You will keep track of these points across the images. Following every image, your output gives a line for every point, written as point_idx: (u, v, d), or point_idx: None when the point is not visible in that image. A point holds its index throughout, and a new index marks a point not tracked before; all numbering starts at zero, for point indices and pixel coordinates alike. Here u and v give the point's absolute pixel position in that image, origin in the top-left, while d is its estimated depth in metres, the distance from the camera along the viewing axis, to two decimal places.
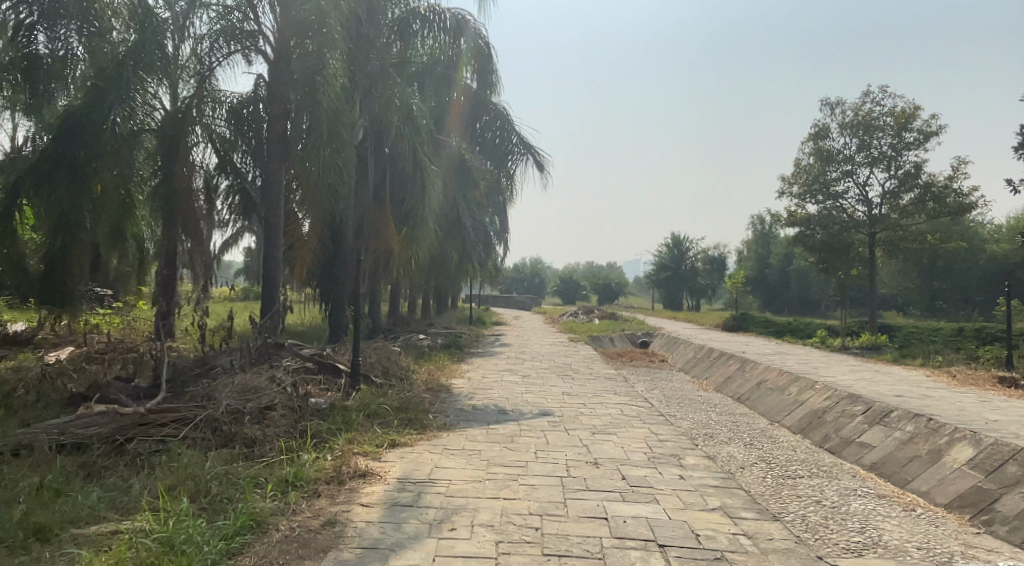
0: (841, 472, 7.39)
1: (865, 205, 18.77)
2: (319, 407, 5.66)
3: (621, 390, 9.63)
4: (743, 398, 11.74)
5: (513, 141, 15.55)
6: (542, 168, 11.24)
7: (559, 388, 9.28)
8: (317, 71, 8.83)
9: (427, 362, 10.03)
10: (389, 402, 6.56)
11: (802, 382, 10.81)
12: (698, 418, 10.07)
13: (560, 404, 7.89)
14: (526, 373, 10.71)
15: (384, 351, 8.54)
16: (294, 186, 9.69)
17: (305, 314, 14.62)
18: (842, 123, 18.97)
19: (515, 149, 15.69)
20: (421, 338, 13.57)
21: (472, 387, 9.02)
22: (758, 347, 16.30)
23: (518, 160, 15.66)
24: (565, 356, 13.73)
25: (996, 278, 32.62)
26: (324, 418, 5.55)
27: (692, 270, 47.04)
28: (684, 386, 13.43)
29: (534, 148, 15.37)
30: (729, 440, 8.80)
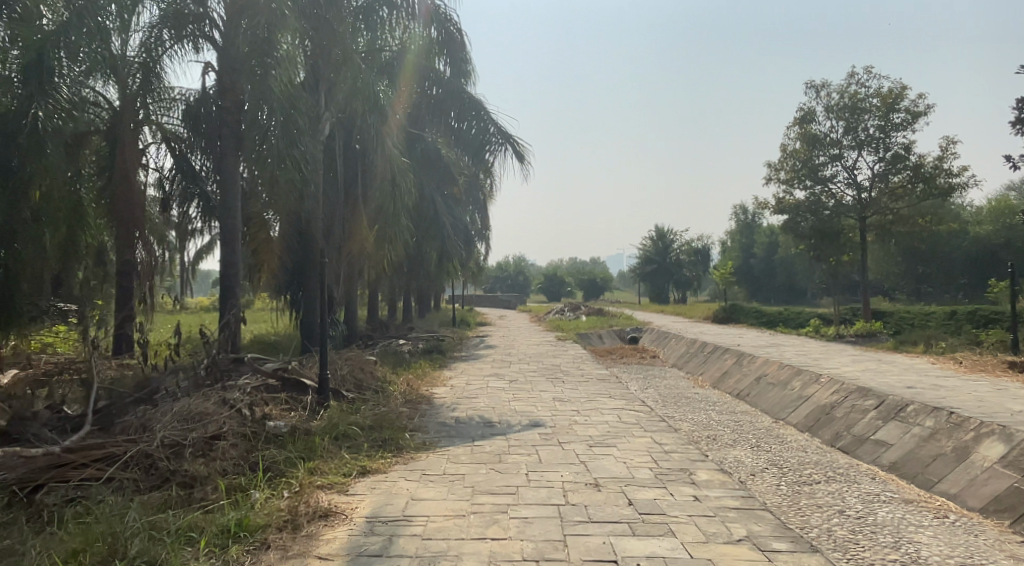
0: (860, 475, 6.80)
1: (854, 189, 18.28)
2: (277, 434, 4.99)
3: (616, 392, 9.01)
4: (743, 394, 11.17)
5: (490, 131, 14.86)
6: (521, 158, 10.55)
7: (549, 394, 8.63)
8: (268, 53, 8.02)
9: (407, 371, 9.35)
10: (362, 420, 5.90)
11: (805, 376, 10.25)
12: (698, 419, 9.49)
13: (552, 412, 7.23)
14: (514, 378, 10.04)
15: (360, 362, 7.85)
16: (253, 184, 8.89)
17: (278, 323, 13.85)
18: (828, 106, 18.45)
19: (493, 139, 14.99)
20: (402, 344, 12.90)
21: (456, 396, 8.34)
22: (753, 339, 15.76)
23: (496, 150, 14.97)
24: (554, 357, 13.10)
25: (980, 260, 32.37)
26: (283, 447, 4.88)
27: (677, 263, 46.65)
28: (679, 384, 12.85)
29: (513, 137, 14.68)
30: (734, 443, 8.21)
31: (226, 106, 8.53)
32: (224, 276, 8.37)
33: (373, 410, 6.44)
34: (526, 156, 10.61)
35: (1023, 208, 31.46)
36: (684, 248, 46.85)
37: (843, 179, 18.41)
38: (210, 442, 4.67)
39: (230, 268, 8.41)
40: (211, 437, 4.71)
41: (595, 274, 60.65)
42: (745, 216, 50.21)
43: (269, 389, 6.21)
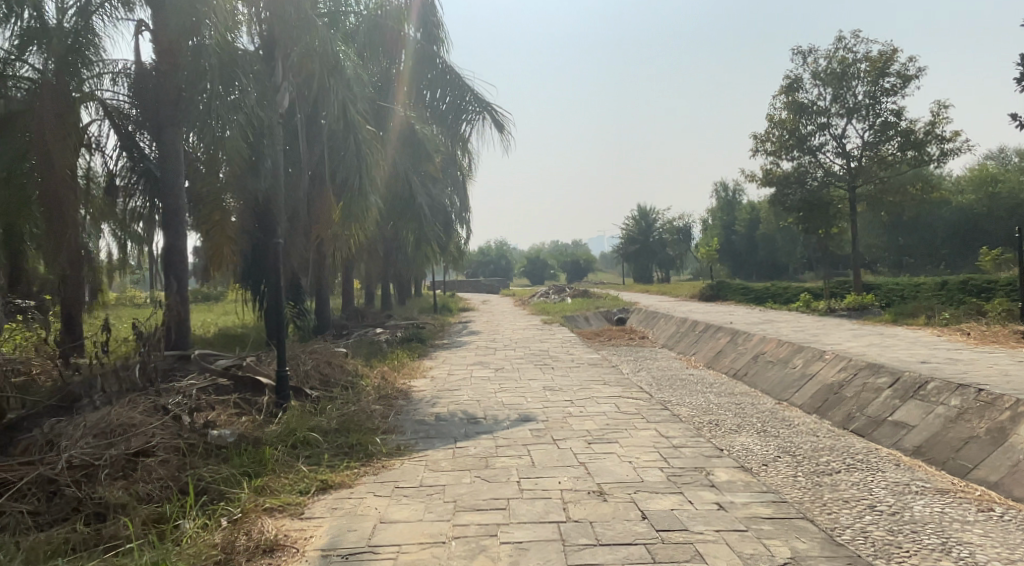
0: (882, 462, 6.17)
1: (843, 158, 17.69)
2: (220, 445, 4.30)
3: (609, 378, 8.32)
4: (740, 374, 10.57)
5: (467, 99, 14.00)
6: (501, 127, 9.77)
7: (538, 382, 7.92)
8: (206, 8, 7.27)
9: (381, 362, 8.61)
10: (328, 424, 5.18)
11: (807, 353, 9.64)
12: (697, 403, 8.84)
13: (543, 404, 6.53)
14: (499, 366, 9.33)
15: (330, 355, 7.11)
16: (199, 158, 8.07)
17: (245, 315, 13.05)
18: (815, 73, 17.84)
19: (469, 108, 14.12)
20: (378, 332, 12.15)
21: (437, 389, 7.61)
22: (745, 315, 15.17)
23: (474, 120, 14.11)
24: (540, 342, 12.41)
25: (962, 229, 32.06)
26: (227, 460, 4.18)
27: (659, 242, 46.15)
28: (671, 365, 12.24)
29: (490, 106, 13.81)
30: (738, 428, 7.58)
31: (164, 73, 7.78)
32: (168, 261, 7.67)
33: (346, 411, 5.75)
34: (507, 125, 9.84)
35: (1003, 176, 31.14)
36: (667, 226, 46.33)
37: (832, 148, 17.82)
38: (133, 458, 3.96)
39: (175, 252, 7.69)
40: (135, 452, 4.00)
41: (577, 256, 60.05)
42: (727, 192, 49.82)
43: (219, 388, 5.50)
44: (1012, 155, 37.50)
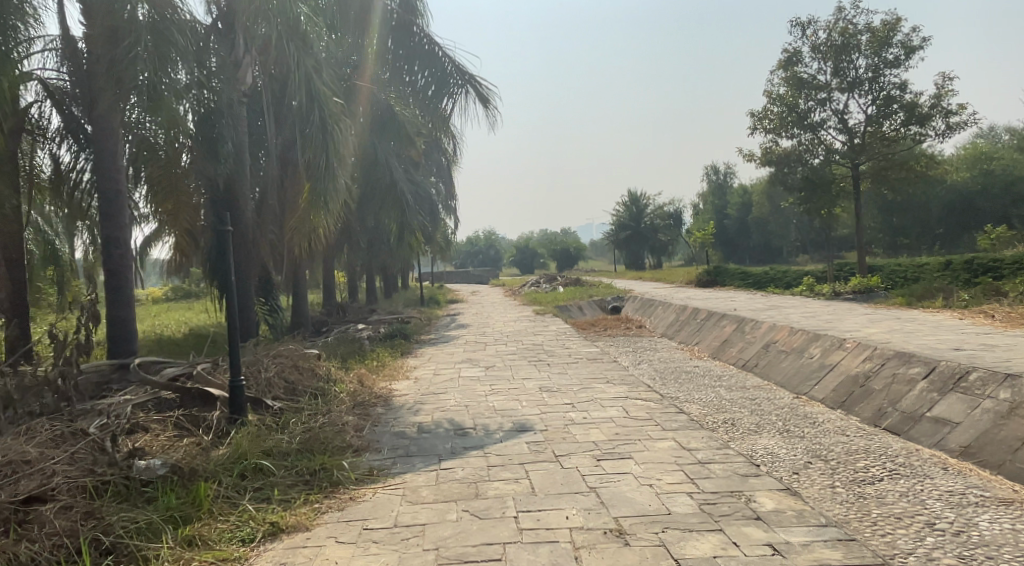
0: (927, 466, 5.43)
1: (844, 134, 16.94)
2: (142, 484, 3.65)
3: (612, 375, 7.56)
4: (750, 366, 9.81)
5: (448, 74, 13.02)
6: (485, 102, 8.94)
7: (534, 383, 7.12)
8: None
9: (360, 363, 7.80)
10: (289, 440, 4.48)
11: (824, 342, 8.89)
12: (706, 399, 8.10)
13: (541, 410, 5.73)
14: (490, 364, 8.52)
15: (300, 358, 6.30)
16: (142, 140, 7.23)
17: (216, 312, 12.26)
18: (815, 46, 17.12)
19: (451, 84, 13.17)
20: (360, 329, 11.33)
21: (421, 394, 6.80)
22: (748, 302, 14.44)
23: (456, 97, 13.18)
24: (534, 335, 11.62)
25: (958, 208, 31.39)
26: (147, 505, 3.54)
27: (651, 228, 45.44)
28: (674, 357, 11.49)
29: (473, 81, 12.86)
30: (757, 427, 6.85)
31: (93, 47, 7.02)
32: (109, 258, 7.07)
33: (316, 422, 5.04)
34: (492, 99, 9.06)
35: (997, 152, 30.46)
36: (659, 212, 45.65)
37: (834, 125, 17.08)
38: (23, 507, 3.34)
39: (116, 247, 7.09)
40: (26, 500, 3.36)
41: (568, 244, 59.27)
42: (718, 176, 49.26)
43: (161, 403, 4.74)
44: (1003, 132, 36.91)
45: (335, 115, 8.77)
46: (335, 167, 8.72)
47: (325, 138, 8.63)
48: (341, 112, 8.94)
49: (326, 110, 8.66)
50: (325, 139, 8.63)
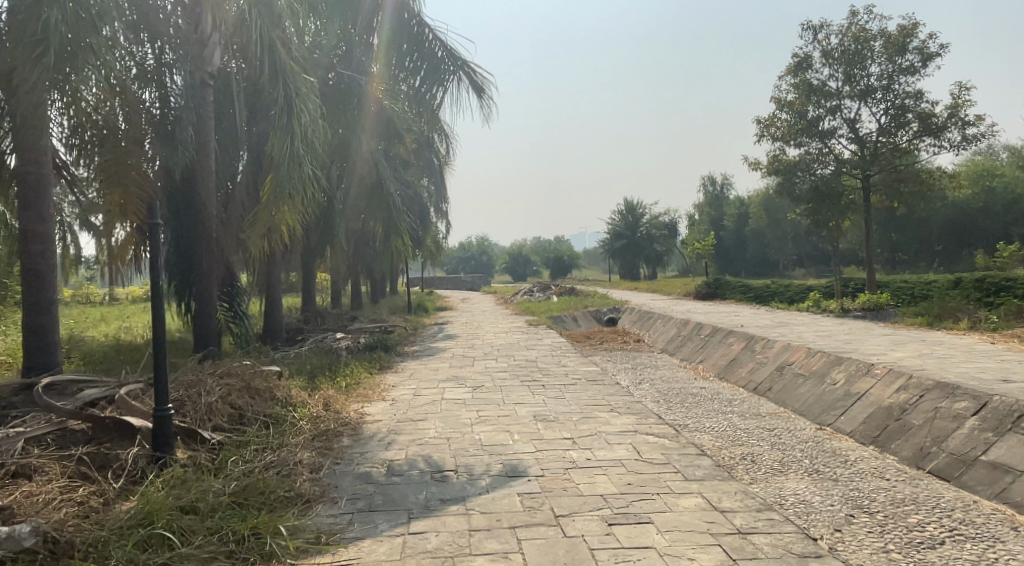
0: (993, 525, 4.59)
1: (856, 145, 16.10)
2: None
3: (614, 400, 6.67)
4: (764, 390, 8.94)
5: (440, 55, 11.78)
6: (480, 92, 8.09)
7: (526, 409, 6.21)
8: None
9: (331, 383, 6.90)
10: (221, 488, 3.71)
11: (847, 366, 8.02)
12: (719, 429, 7.23)
13: (536, 447, 4.83)
14: (478, 384, 7.62)
15: (253, 376, 5.44)
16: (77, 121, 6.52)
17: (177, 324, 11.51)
18: (827, 52, 16.31)
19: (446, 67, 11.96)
20: (337, 339, 10.41)
21: (397, 420, 5.88)
22: (754, 317, 13.58)
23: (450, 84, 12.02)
24: (525, 349, 10.73)
25: (957, 224, 30.66)
26: None
27: (646, 237, 44.61)
28: (677, 377, 10.61)
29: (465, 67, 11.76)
30: (781, 467, 5.98)
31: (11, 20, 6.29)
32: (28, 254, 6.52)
33: (265, 460, 4.26)
34: (486, 88, 8.18)
35: (1000, 169, 29.78)
36: (655, 221, 44.86)
37: (844, 134, 16.22)
38: None
39: (38, 241, 6.53)
40: None
41: (561, 252, 58.38)
42: (714, 188, 48.70)
43: (64, 437, 4.04)
44: (1002, 150, 36.35)
45: (303, 94, 7.65)
46: (303, 155, 7.56)
47: (289, 122, 7.48)
48: (311, 92, 7.83)
49: (292, 89, 7.55)
50: (291, 122, 7.50)
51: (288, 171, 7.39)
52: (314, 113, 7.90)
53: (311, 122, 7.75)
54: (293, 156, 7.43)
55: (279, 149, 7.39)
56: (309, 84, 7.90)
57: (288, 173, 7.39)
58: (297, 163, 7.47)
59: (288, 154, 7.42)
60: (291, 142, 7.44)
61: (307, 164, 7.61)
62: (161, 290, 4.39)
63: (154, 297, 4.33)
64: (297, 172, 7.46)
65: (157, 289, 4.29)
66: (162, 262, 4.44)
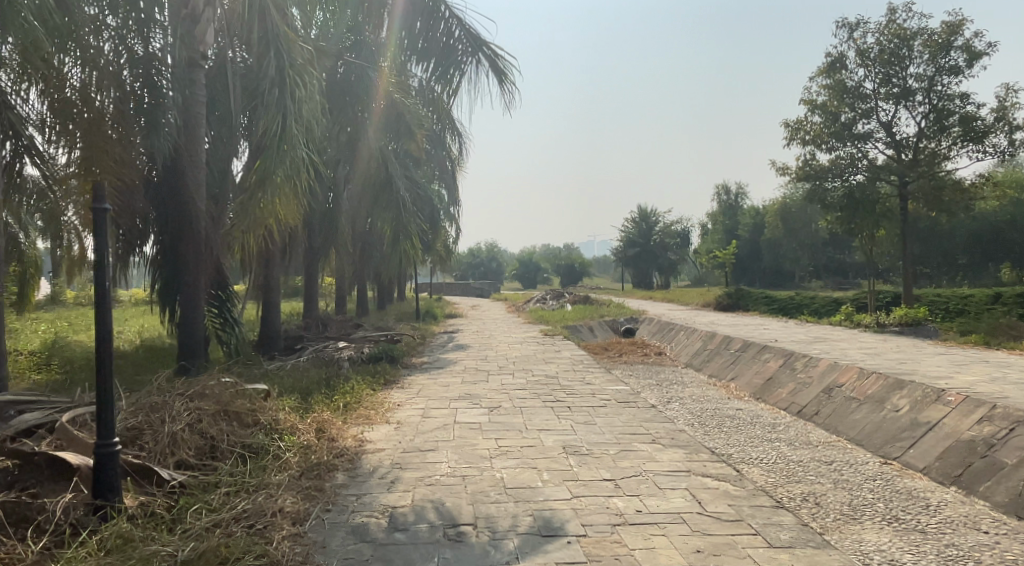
0: None
1: (894, 149, 15.15)
2: None
3: (652, 428, 5.79)
4: (810, 414, 8.03)
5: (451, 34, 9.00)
6: (501, 77, 7.27)
7: (552, 438, 5.32)
8: None
9: (326, 403, 6.05)
10: (172, 553, 2.91)
11: (910, 391, 7.11)
12: (768, 461, 6.33)
13: (573, 493, 3.96)
14: (494, 404, 6.73)
15: (232, 397, 4.59)
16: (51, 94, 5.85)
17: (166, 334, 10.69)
18: (862, 51, 15.39)
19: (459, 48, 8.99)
20: (339, 349, 9.56)
21: (402, 451, 5.01)
22: (786, 331, 12.66)
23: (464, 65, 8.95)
24: (542, 363, 9.86)
25: (983, 237, 29.53)
26: None
27: (660, 246, 43.61)
28: (709, 396, 9.70)
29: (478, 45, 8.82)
30: (852, 512, 5.09)
31: None
32: None
33: (236, 509, 3.42)
34: (508, 72, 7.33)
35: None
36: (668, 229, 43.84)
37: (881, 138, 15.25)
38: None
39: None
40: None
41: (571, 259, 57.45)
42: (728, 197, 47.83)
43: None
44: None
45: (299, 66, 6.79)
46: (298, 136, 6.65)
47: (281, 96, 6.59)
48: (308, 64, 6.99)
49: (285, 57, 6.68)
50: (283, 97, 6.61)
51: (279, 155, 6.50)
52: (312, 88, 7.04)
53: (307, 99, 6.87)
54: (285, 136, 6.53)
55: (270, 127, 6.53)
56: (305, 55, 7.03)
57: (279, 157, 6.49)
58: (289, 145, 6.55)
59: (279, 133, 6.53)
60: (284, 121, 6.56)
61: (302, 147, 6.70)
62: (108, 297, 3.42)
63: (98, 309, 3.38)
64: (289, 156, 6.55)
65: (103, 295, 3.36)
66: (110, 264, 3.46)
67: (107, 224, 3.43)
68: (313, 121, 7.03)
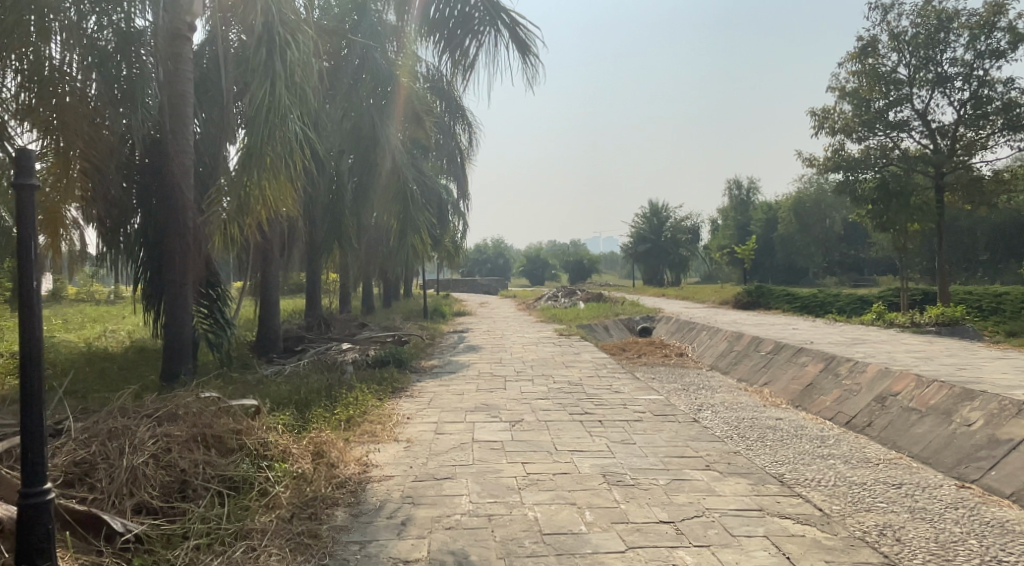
0: None
1: (930, 138, 14.32)
2: None
3: (701, 448, 5.02)
4: (863, 426, 7.23)
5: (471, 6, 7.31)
6: (523, 52, 6.52)
7: (588, 462, 4.57)
8: None
9: (327, 420, 5.32)
10: None
11: (982, 403, 6.32)
12: (829, 485, 5.55)
13: (626, 542, 3.23)
14: (515, 417, 5.99)
15: (212, 417, 3.93)
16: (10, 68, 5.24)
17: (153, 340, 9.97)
18: (896, 34, 14.52)
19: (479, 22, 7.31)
20: (343, 352, 8.82)
21: (414, 479, 4.27)
22: (819, 332, 11.86)
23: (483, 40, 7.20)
24: (562, 367, 9.13)
25: (1008, 234, 28.50)
26: None
27: (672, 241, 42.77)
28: (744, 401, 8.92)
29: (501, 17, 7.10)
30: (943, 552, 4.32)
31: None
32: None
33: None
34: (531, 44, 6.57)
35: None
36: (680, 225, 43.00)
37: (917, 126, 14.42)
38: None
39: None
40: None
41: (580, 256, 56.60)
42: (740, 192, 46.97)
43: None
44: None
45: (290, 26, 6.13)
46: (290, 107, 5.97)
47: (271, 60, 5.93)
48: (302, 28, 6.36)
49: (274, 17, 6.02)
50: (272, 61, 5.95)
51: (267, 129, 5.82)
52: (305, 53, 6.38)
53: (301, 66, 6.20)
54: (275, 106, 5.85)
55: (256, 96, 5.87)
56: (298, 19, 6.39)
57: (267, 132, 5.80)
58: (279, 118, 5.87)
59: (267, 105, 5.85)
60: (273, 92, 5.89)
61: (295, 120, 6.01)
62: (38, 315, 2.75)
63: (25, 321, 2.71)
64: (278, 130, 5.84)
65: (31, 300, 2.70)
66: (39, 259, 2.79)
67: (36, 218, 2.74)
68: (309, 93, 6.37)
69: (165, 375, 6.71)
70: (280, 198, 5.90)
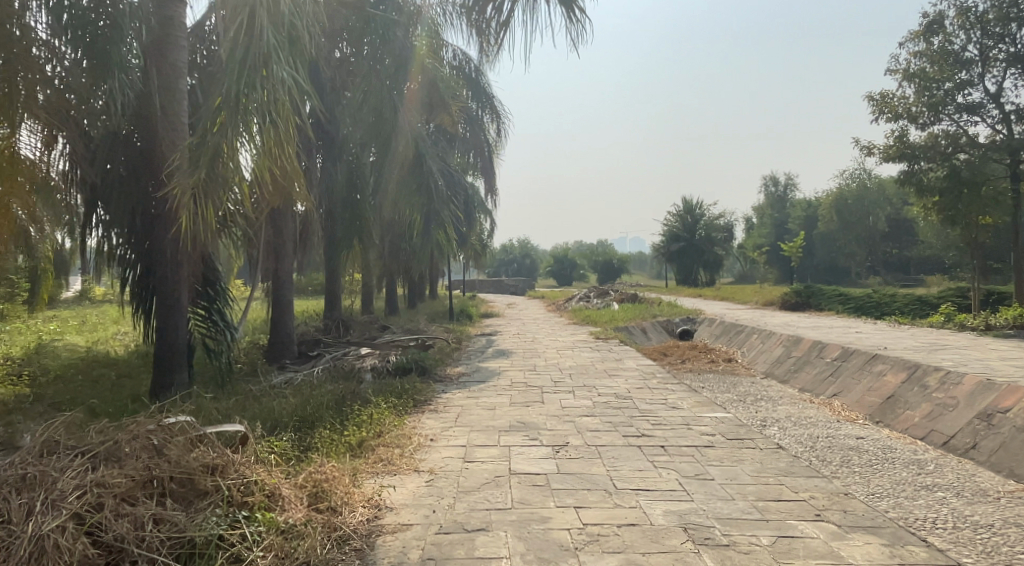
0: None
1: (1004, 122, 13.02)
2: None
3: (798, 487, 3.99)
4: (967, 450, 6.11)
5: None
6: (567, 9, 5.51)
7: (660, 507, 3.57)
8: None
9: (333, 446, 4.40)
10: None
11: None
12: (949, 528, 4.48)
13: None
14: (559, 440, 5.01)
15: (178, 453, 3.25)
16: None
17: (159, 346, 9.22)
18: (966, 9, 13.24)
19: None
20: (360, 358, 7.93)
21: (440, 530, 3.31)
22: (887, 336, 10.68)
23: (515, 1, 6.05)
24: (603, 376, 8.13)
25: None
26: None
27: (706, 240, 41.46)
28: (812, 415, 7.83)
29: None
30: None
31: None
32: None
33: None
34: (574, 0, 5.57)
35: None
36: (714, 223, 41.62)
37: (989, 109, 13.13)
38: None
39: None
40: None
41: (611, 255, 55.34)
42: (777, 189, 45.44)
43: None
44: None
45: None
46: (277, 53, 5.14)
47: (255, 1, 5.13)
48: None
49: None
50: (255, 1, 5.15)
51: (249, 80, 5.01)
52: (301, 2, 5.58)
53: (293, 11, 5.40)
54: (258, 51, 5.05)
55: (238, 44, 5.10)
56: None
57: (248, 84, 4.99)
58: (263, 65, 5.05)
59: (251, 52, 5.06)
60: (255, 36, 5.10)
61: (283, 67, 5.16)
62: None
63: None
64: (262, 78, 5.02)
65: None
66: None
67: None
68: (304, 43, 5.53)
69: (155, 387, 5.87)
70: (268, 168, 5.06)
